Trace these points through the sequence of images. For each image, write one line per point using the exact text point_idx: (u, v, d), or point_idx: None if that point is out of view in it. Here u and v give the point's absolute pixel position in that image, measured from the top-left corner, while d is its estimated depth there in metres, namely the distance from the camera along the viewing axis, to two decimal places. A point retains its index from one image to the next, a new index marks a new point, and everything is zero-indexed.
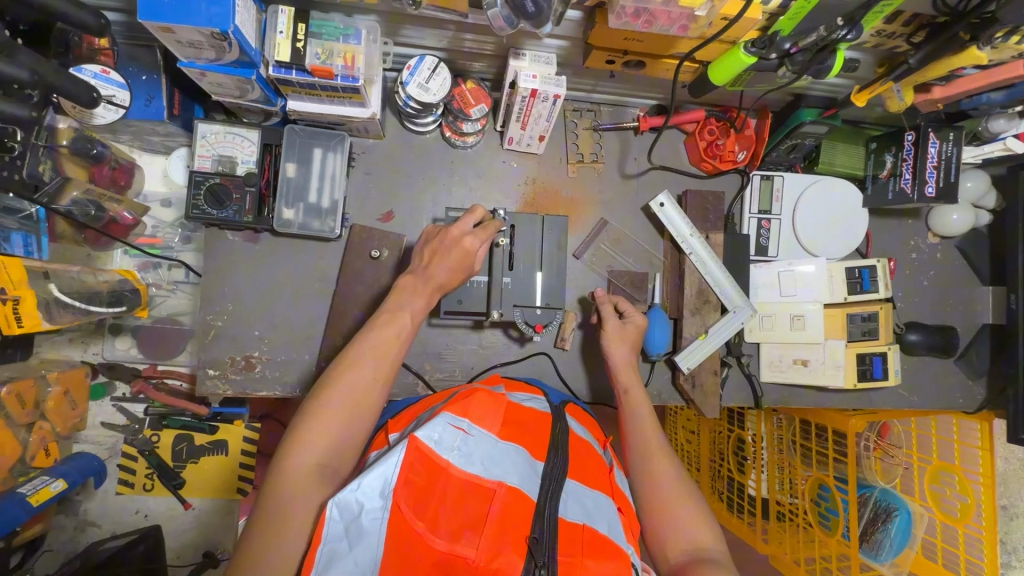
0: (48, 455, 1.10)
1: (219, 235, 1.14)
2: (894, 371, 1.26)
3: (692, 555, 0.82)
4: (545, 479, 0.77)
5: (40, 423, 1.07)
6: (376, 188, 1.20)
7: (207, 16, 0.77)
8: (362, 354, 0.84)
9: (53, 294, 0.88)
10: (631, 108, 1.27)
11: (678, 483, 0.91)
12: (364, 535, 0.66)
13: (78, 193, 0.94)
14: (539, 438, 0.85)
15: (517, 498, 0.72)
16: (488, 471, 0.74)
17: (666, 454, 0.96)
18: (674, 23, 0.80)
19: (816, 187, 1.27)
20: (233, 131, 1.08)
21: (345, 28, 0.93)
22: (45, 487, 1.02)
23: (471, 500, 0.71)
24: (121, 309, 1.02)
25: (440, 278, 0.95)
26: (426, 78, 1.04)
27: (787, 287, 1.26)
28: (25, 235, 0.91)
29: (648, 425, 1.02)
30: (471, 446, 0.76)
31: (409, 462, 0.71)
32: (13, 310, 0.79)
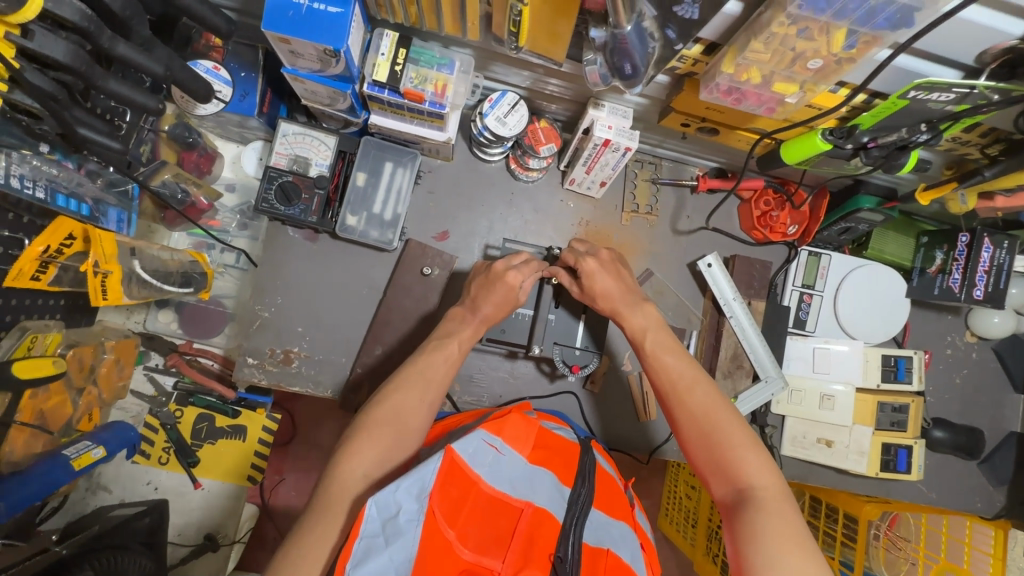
0: (91, 421, 1.10)
1: (281, 230, 1.17)
2: (918, 466, 1.25)
3: (739, 494, 0.76)
4: (571, 502, 0.77)
5: (90, 388, 1.07)
6: (435, 208, 1.23)
7: (325, 34, 0.82)
8: (413, 377, 0.89)
9: (135, 269, 0.94)
10: (691, 166, 1.31)
11: (711, 415, 0.83)
12: (401, 534, 0.65)
13: (168, 175, 1.00)
14: (567, 464, 0.86)
15: (544, 519, 0.73)
16: (517, 490, 0.76)
17: (692, 383, 0.87)
18: (762, 104, 0.82)
19: (862, 270, 1.28)
20: (311, 134, 1.13)
21: (441, 57, 0.97)
22: (87, 452, 1.02)
23: (499, 515, 0.73)
24: (189, 290, 1.04)
25: (491, 308, 0.99)
26: (505, 113, 1.09)
27: (820, 365, 1.27)
28: (120, 212, 0.92)
29: (667, 356, 0.91)
30: (502, 465, 0.79)
31: (446, 471, 0.72)
32: (103, 284, 0.81)
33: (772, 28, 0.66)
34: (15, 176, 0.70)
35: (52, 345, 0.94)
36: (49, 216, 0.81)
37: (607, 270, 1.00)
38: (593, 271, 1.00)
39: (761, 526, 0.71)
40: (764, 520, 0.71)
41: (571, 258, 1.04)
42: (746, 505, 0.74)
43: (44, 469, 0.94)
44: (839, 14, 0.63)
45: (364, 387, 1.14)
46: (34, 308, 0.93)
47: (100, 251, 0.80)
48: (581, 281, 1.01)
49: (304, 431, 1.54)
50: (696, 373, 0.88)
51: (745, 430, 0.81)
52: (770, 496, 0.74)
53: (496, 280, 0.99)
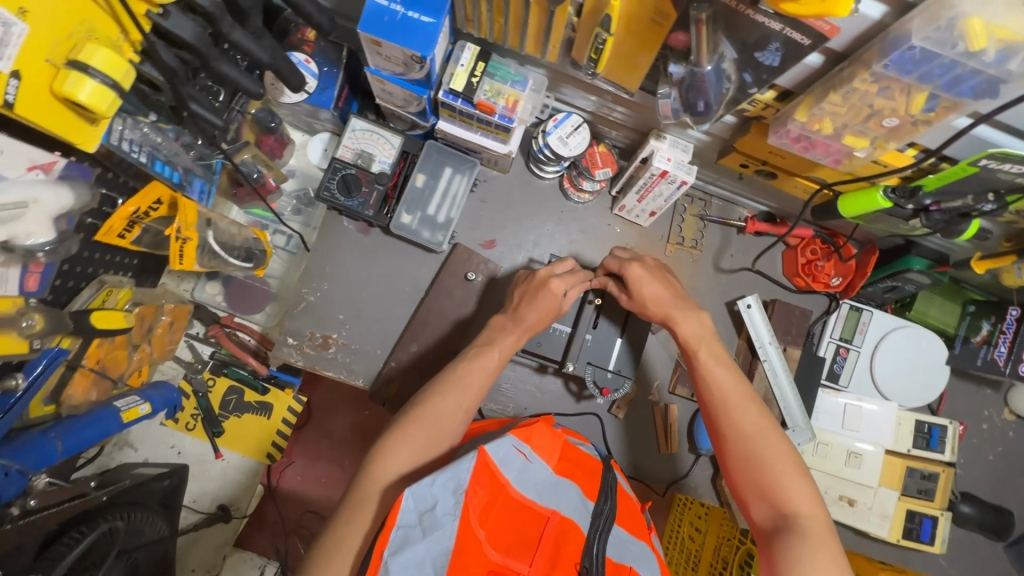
0: (140, 376, 1.09)
1: (336, 219, 1.22)
2: (942, 539, 1.22)
3: (781, 521, 0.77)
4: (595, 515, 0.77)
5: (143, 345, 1.06)
6: (486, 216, 1.26)
7: (414, 41, 0.86)
8: (452, 383, 0.90)
9: (208, 239, 0.98)
10: (740, 207, 1.32)
11: (760, 437, 0.82)
12: (438, 527, 0.66)
13: (249, 157, 1.08)
14: (591, 478, 0.86)
15: (570, 529, 0.73)
16: (543, 497, 0.76)
17: (743, 402, 0.86)
18: (829, 154, 0.84)
19: (903, 331, 1.27)
20: (379, 132, 1.18)
21: (516, 74, 1.01)
22: (135, 407, 1.01)
23: (525, 522, 0.73)
24: (250, 266, 1.06)
25: (534, 320, 1.00)
26: (568, 133, 1.12)
27: (849, 422, 1.26)
28: (203, 183, 0.96)
29: (718, 371, 0.90)
30: (530, 471, 0.79)
31: (479, 473, 0.72)
32: (182, 249, 0.81)
33: (854, 83, 0.67)
34: (125, 140, 0.75)
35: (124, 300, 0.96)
36: (139, 178, 0.86)
37: (653, 280, 1.00)
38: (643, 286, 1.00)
39: (802, 558, 0.72)
40: (806, 551, 0.72)
41: (614, 265, 1.04)
42: (789, 533, 0.75)
43: (97, 417, 0.94)
44: (924, 77, 0.64)
45: (395, 381, 1.16)
46: (110, 262, 0.95)
47: (184, 219, 0.81)
48: (629, 288, 1.01)
49: (320, 417, 1.58)
50: (747, 393, 0.88)
51: (792, 456, 0.81)
52: (813, 528, 0.74)
53: (542, 289, 1.01)
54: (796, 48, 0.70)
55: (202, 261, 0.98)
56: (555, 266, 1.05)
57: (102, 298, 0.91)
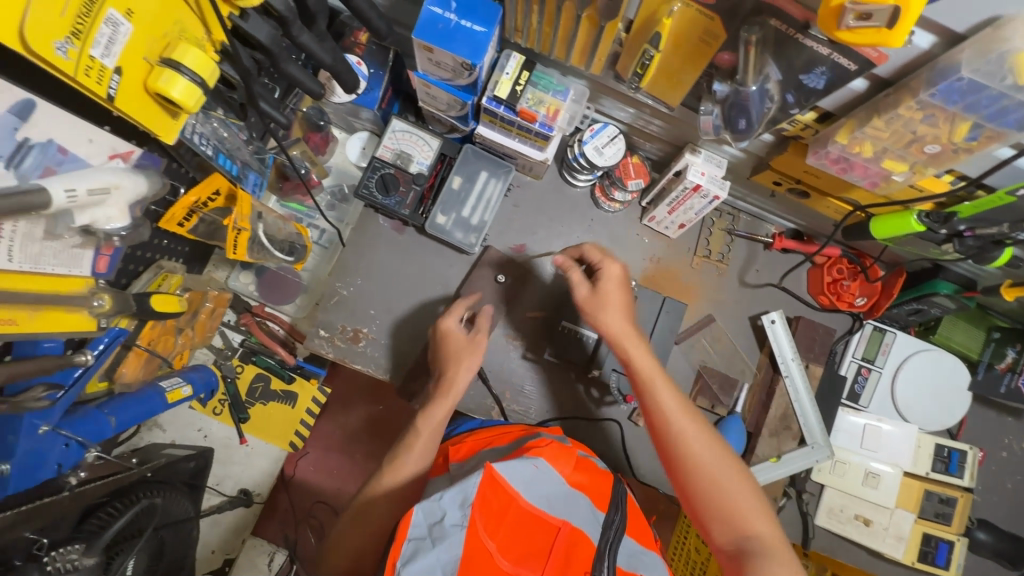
0: (179, 360, 1.07)
1: (372, 217, 1.25)
2: (957, 564, 1.22)
3: (743, 542, 0.77)
4: (606, 527, 0.75)
5: (186, 330, 1.04)
6: (517, 221, 1.29)
7: (465, 49, 0.89)
8: (417, 431, 0.92)
9: (258, 232, 1.01)
10: (768, 224, 1.34)
11: (705, 456, 0.83)
12: (446, 539, 0.65)
13: (298, 152, 1.12)
14: (602, 490, 0.84)
15: (581, 540, 0.71)
16: (554, 507, 0.74)
17: (695, 426, 0.85)
18: (867, 177, 0.85)
19: (926, 354, 1.28)
20: (418, 134, 1.21)
21: (558, 84, 1.04)
22: (178, 389, 1.02)
23: (536, 532, 0.71)
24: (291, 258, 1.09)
25: (460, 377, 1.00)
26: (604, 144, 1.15)
27: (868, 442, 1.26)
28: (257, 177, 0.97)
29: (664, 394, 0.88)
30: (541, 481, 0.76)
31: (488, 486, 0.70)
32: (239, 241, 0.85)
33: (899, 110, 0.69)
34: (196, 133, 0.76)
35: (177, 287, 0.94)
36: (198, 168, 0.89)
37: (623, 288, 0.96)
38: (593, 313, 0.95)
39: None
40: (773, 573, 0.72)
41: (594, 255, 1.00)
42: (754, 556, 0.74)
43: (144, 395, 0.96)
44: (970, 107, 0.66)
45: (422, 377, 1.19)
46: (165, 248, 0.94)
47: (241, 210, 0.83)
48: (596, 280, 0.97)
49: (335, 409, 1.61)
50: (686, 406, 0.88)
51: (742, 478, 0.82)
52: (774, 547, 0.75)
53: (441, 335, 1.07)
54: (842, 73, 0.72)
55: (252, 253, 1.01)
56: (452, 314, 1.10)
57: (159, 283, 0.89)
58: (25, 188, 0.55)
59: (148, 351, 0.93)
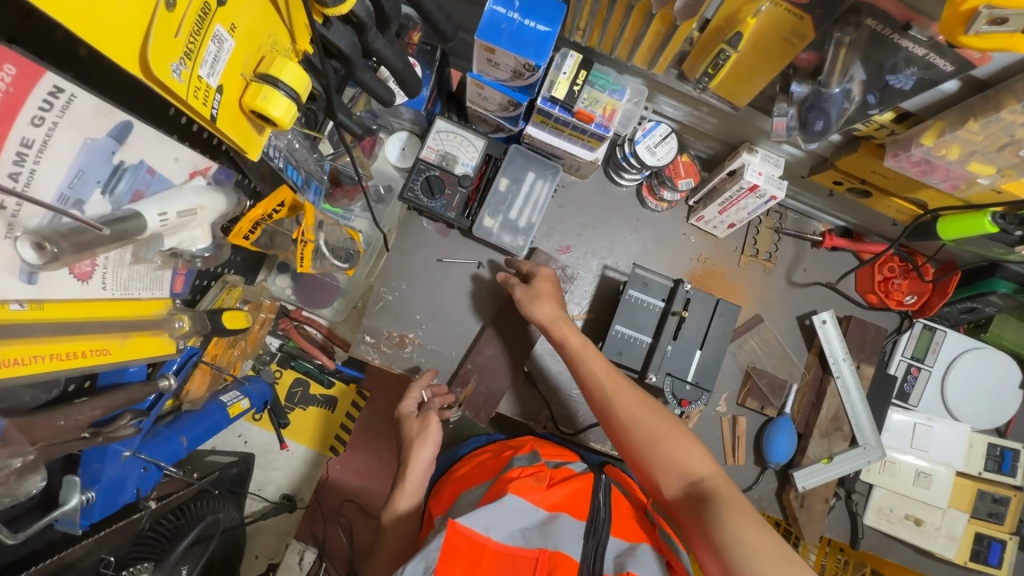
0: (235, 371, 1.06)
1: (416, 219, 1.23)
2: (1009, 563, 1.22)
3: (694, 489, 0.82)
4: (586, 543, 0.78)
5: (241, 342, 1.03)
6: (563, 222, 1.26)
7: (528, 50, 0.86)
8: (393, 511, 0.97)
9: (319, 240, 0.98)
10: (816, 221, 1.31)
11: (637, 417, 0.90)
12: None
13: None
14: (582, 499, 0.87)
15: (561, 561, 0.75)
16: (528, 540, 0.78)
17: (623, 389, 0.93)
18: (947, 179, 0.83)
19: (978, 352, 1.26)
20: (463, 135, 1.18)
21: (614, 83, 1.01)
22: (238, 402, 1.02)
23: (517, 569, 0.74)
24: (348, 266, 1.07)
25: (421, 444, 1.01)
26: (656, 143, 1.12)
27: (919, 441, 1.26)
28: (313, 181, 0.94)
29: (594, 362, 0.97)
30: (510, 518, 0.80)
31: (451, 545, 0.74)
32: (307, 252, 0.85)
33: (1000, 113, 0.67)
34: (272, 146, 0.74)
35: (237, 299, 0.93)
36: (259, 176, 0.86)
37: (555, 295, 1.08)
38: (527, 305, 1.06)
39: (722, 518, 0.77)
40: (725, 513, 0.77)
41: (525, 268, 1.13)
42: (706, 501, 0.80)
43: (208, 411, 0.96)
44: None
45: (471, 382, 1.18)
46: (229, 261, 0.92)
47: (307, 220, 0.83)
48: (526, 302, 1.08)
49: (382, 407, 1.48)
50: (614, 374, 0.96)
51: (678, 428, 0.88)
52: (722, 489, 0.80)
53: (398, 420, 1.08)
54: (935, 75, 0.69)
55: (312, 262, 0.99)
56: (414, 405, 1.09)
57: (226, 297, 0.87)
58: (123, 212, 0.55)
59: (214, 366, 0.93)
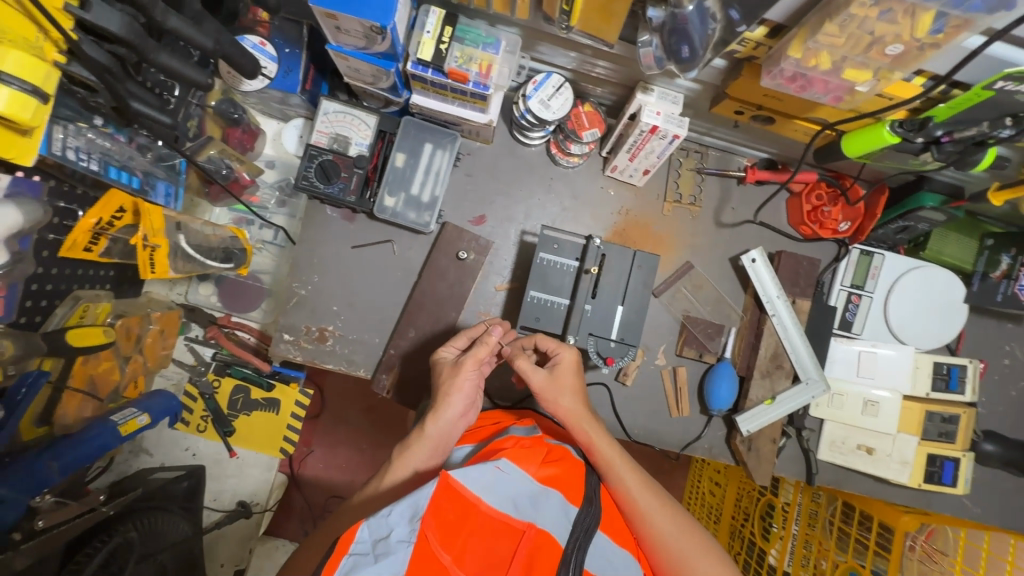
0: (136, 387, 1.20)
1: (319, 208, 1.18)
2: (965, 480, 1.20)
3: None
4: (575, 527, 0.76)
5: (136, 356, 1.17)
6: (473, 191, 1.22)
7: (371, 10, 0.80)
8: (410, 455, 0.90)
9: (180, 243, 1.05)
10: (739, 156, 1.26)
11: None
12: (390, 553, 0.67)
13: (214, 151, 1.10)
14: (574, 482, 0.85)
15: (546, 541, 0.72)
16: (518, 510, 0.75)
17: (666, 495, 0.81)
18: (828, 92, 0.78)
19: (918, 272, 1.22)
20: (353, 113, 1.13)
21: (487, 36, 0.94)
22: (133, 419, 1.10)
23: (501, 539, 0.72)
24: (229, 265, 1.16)
25: (454, 393, 0.93)
26: (549, 95, 1.06)
27: (864, 370, 1.22)
28: (168, 185, 1.05)
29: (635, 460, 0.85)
30: (506, 485, 0.77)
31: (438, 499, 0.72)
32: (151, 257, 0.94)
33: (849, 10, 0.61)
34: (71, 148, 0.81)
35: (102, 314, 1.04)
36: (98, 188, 0.94)
37: (577, 372, 0.99)
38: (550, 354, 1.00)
39: None
40: None
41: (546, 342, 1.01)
42: None
43: (96, 432, 1.02)
44: None
45: (395, 367, 1.15)
46: (86, 279, 1.03)
47: (149, 226, 0.93)
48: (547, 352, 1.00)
49: (332, 404, 1.58)
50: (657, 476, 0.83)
51: None
52: None
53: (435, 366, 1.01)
54: None
55: (177, 265, 1.06)
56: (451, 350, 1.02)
57: (79, 314, 0.99)
58: None
59: (81, 390, 1.02)
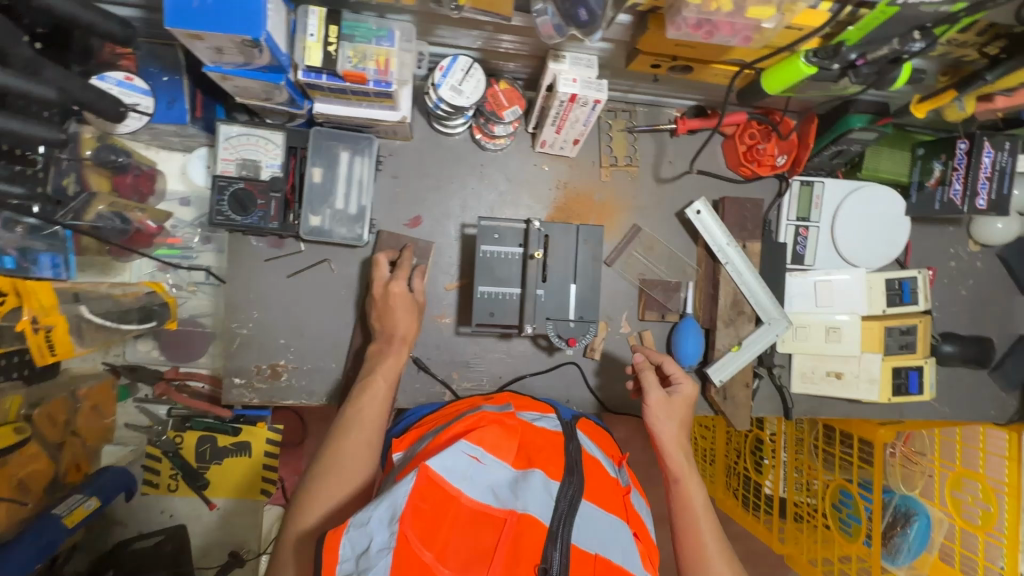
0: (81, 469, 1.19)
1: (243, 240, 1.11)
2: (930, 385, 1.24)
3: None
4: (557, 502, 0.75)
5: (72, 439, 1.15)
6: (404, 193, 1.16)
7: (237, 23, 0.73)
8: (375, 380, 0.93)
9: (83, 315, 1.02)
10: (668, 108, 1.22)
11: None
12: (372, 567, 0.64)
13: (103, 206, 1.00)
14: (554, 456, 0.84)
15: (529, 525, 0.70)
16: (498, 499, 0.74)
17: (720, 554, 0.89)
18: (736, 34, 0.75)
19: (858, 194, 1.23)
20: (254, 132, 1.03)
21: (378, 28, 0.87)
22: (78, 507, 1.12)
23: (484, 528, 0.70)
24: (150, 323, 1.15)
25: (397, 308, 1.02)
26: (460, 80, 1.00)
27: (822, 298, 1.23)
28: (53, 256, 0.99)
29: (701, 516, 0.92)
30: (484, 474, 0.76)
31: (419, 493, 0.70)
32: (48, 339, 0.94)
33: None
34: None
35: (12, 408, 0.99)
36: None
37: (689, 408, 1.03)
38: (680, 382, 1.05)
39: None
40: None
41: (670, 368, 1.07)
42: None
43: (42, 527, 1.03)
44: None
45: None
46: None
47: (38, 308, 0.92)
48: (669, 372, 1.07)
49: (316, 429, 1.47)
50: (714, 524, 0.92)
51: None
52: None
53: (387, 299, 1.02)
54: None
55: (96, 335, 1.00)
56: (380, 274, 1.05)
57: None
58: None
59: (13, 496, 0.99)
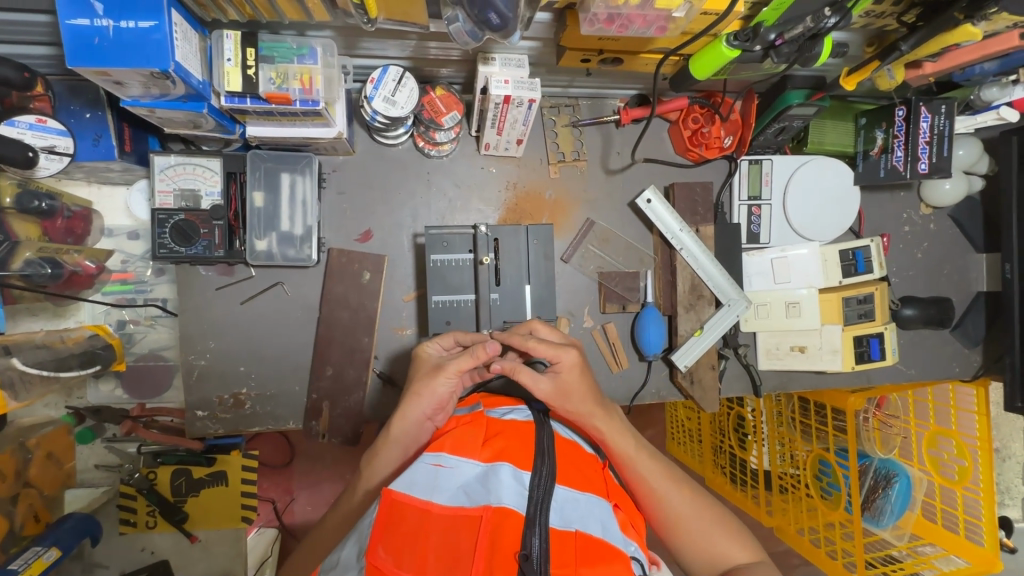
0: (38, 521, 1.15)
1: (192, 272, 1.09)
2: (892, 350, 1.27)
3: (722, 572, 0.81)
4: (531, 491, 0.68)
5: (27, 490, 1.13)
6: (351, 208, 1.15)
7: (143, 56, 0.71)
8: (391, 443, 0.85)
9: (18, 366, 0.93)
10: (611, 99, 1.22)
11: (695, 513, 0.84)
12: None
13: (31, 252, 0.94)
14: (523, 446, 0.75)
15: (506, 516, 0.63)
16: (472, 498, 0.66)
17: (674, 487, 0.84)
18: (651, 25, 0.75)
19: (806, 168, 1.24)
20: (191, 162, 1.02)
21: (298, 47, 0.86)
22: (37, 558, 1.05)
23: (458, 531, 0.63)
24: (93, 368, 1.07)
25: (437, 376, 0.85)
26: (392, 90, 0.98)
27: (780, 274, 1.24)
28: None
29: (645, 463, 0.84)
30: (452, 478, 0.69)
31: (385, 517, 0.64)
32: None
33: None
34: None
35: None
36: None
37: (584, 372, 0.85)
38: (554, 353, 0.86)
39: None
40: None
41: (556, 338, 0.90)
42: None
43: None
44: None
45: (324, 411, 1.11)
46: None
47: None
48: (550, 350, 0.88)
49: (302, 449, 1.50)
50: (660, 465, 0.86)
51: (707, 513, 0.84)
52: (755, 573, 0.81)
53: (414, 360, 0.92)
54: None
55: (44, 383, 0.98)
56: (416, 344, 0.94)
57: None
58: None
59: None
